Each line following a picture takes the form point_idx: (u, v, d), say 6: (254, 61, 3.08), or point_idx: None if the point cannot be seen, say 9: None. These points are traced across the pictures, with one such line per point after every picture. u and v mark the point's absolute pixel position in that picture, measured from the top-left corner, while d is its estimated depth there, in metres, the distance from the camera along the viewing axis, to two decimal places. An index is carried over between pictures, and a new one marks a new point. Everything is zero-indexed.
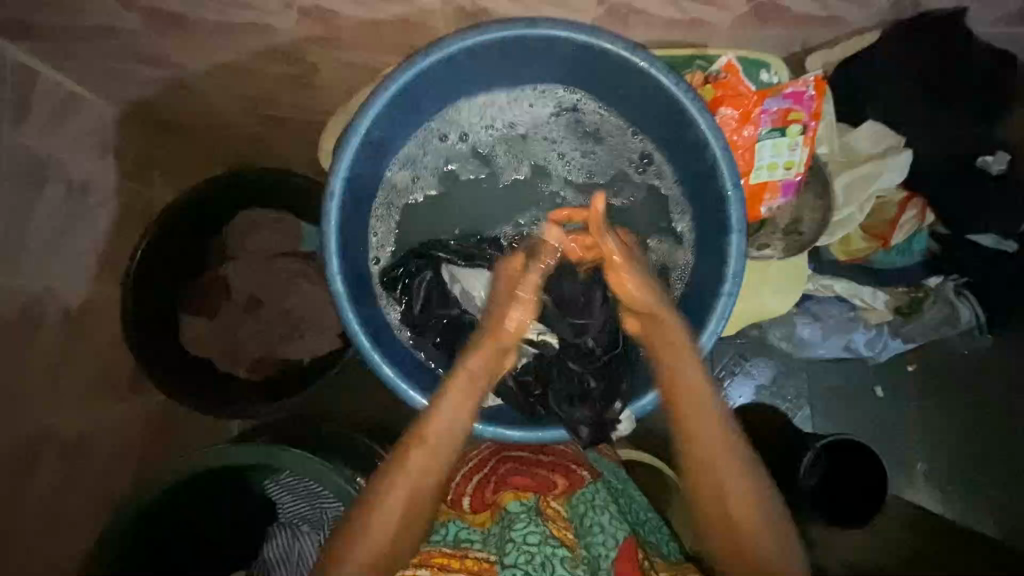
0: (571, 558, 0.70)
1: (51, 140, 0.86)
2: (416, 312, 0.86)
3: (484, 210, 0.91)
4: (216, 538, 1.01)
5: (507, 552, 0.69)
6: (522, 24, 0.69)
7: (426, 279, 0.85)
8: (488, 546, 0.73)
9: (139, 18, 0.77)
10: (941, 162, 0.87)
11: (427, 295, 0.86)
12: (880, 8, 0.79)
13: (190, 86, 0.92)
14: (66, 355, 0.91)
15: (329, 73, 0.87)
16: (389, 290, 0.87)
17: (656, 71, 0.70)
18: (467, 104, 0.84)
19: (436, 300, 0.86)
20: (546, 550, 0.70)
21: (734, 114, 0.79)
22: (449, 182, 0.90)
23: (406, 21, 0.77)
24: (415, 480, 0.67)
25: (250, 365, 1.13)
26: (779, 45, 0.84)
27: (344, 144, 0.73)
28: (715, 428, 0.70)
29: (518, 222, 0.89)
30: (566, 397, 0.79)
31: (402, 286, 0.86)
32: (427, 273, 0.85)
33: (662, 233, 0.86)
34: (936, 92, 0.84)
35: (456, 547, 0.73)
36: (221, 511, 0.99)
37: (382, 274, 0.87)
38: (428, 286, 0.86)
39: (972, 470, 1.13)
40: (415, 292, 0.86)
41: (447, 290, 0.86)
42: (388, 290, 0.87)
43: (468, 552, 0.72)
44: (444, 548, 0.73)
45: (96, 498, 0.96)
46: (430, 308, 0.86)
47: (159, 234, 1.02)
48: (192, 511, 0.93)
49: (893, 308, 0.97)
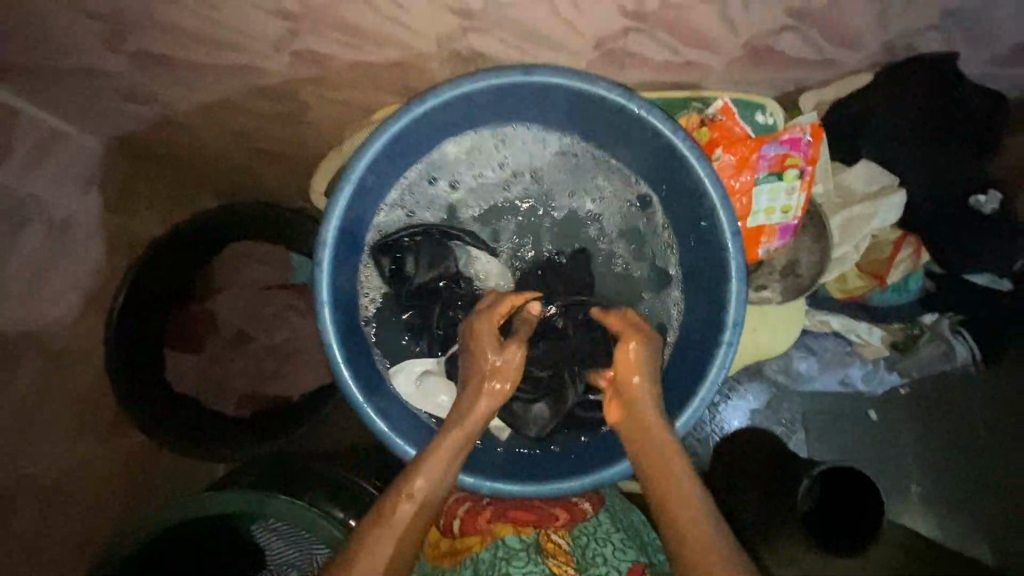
0: None
1: (30, 179, 0.84)
2: (404, 282, 0.86)
3: (478, 224, 0.91)
4: (216, 548, 0.93)
5: None
6: (517, 71, 0.69)
7: (417, 258, 0.85)
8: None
9: (124, 58, 0.75)
10: (929, 195, 0.87)
11: (420, 260, 0.85)
12: (873, 51, 0.78)
13: (177, 121, 0.90)
14: (45, 401, 0.87)
15: (319, 110, 0.85)
16: (380, 254, 0.84)
17: (653, 119, 0.70)
18: (461, 144, 0.84)
19: (431, 262, 0.86)
20: None
21: (732, 160, 0.79)
22: (450, 211, 0.90)
23: (399, 64, 0.75)
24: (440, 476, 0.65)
25: (238, 402, 1.10)
26: (775, 86, 0.83)
27: (337, 193, 0.72)
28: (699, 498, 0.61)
29: (512, 244, 0.92)
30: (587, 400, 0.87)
31: (392, 255, 0.85)
32: (424, 247, 0.86)
33: (656, 286, 0.88)
34: (924, 125, 0.84)
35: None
36: (221, 535, 0.92)
37: (378, 240, 0.85)
38: (422, 254, 0.86)
39: (973, 502, 1.12)
40: (408, 259, 0.85)
41: (447, 250, 0.87)
42: (378, 255, 0.85)
43: None
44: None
45: (89, 533, 0.93)
46: (421, 272, 0.86)
47: (167, 245, 0.99)
48: (193, 531, 0.87)
49: (888, 343, 0.97)
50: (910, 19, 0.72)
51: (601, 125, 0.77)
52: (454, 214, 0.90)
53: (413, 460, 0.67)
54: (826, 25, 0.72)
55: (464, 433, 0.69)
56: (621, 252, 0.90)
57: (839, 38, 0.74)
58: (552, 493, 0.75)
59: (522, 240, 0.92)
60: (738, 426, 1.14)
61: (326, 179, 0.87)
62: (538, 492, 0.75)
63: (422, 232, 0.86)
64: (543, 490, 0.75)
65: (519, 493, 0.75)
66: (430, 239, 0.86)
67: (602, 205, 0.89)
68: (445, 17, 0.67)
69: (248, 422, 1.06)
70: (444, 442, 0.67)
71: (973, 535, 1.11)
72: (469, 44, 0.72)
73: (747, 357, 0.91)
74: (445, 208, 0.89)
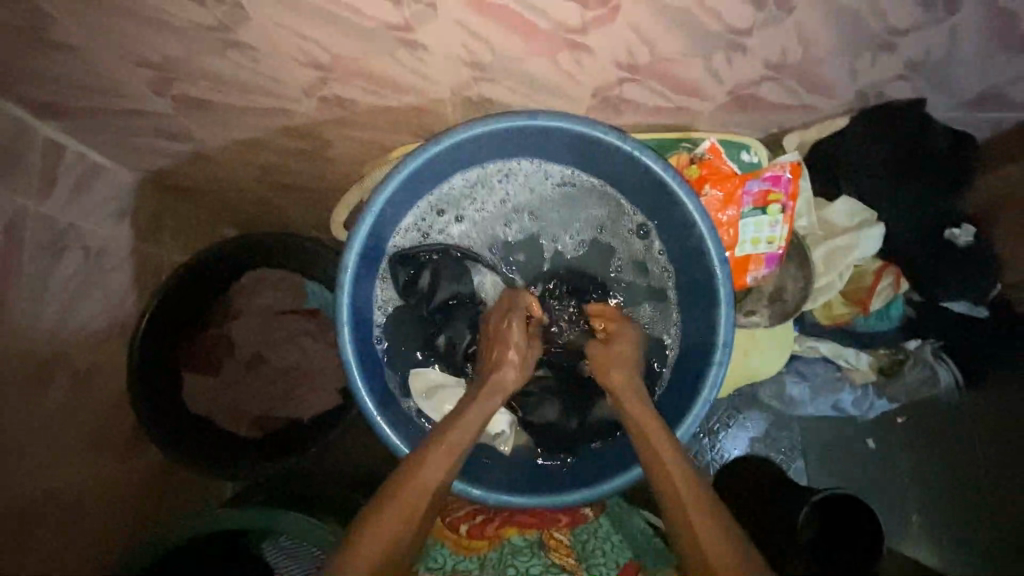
0: None
1: (71, 209, 0.91)
2: (421, 296, 0.93)
3: (486, 241, 0.97)
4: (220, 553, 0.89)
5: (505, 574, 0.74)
6: (524, 116, 0.75)
7: (428, 277, 0.92)
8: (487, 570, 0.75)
9: (167, 101, 0.83)
10: (906, 228, 0.93)
11: (435, 277, 0.93)
12: (846, 98, 0.85)
13: (208, 157, 0.97)
14: (71, 418, 0.92)
15: (340, 148, 0.93)
16: (399, 268, 0.90)
17: (646, 157, 0.76)
18: (470, 180, 0.91)
19: (448, 277, 0.93)
20: None
21: (719, 194, 0.86)
22: (463, 233, 0.96)
23: (416, 108, 0.82)
24: (448, 460, 0.71)
25: (250, 424, 1.13)
26: (759, 127, 0.91)
27: (357, 224, 0.78)
28: (691, 482, 0.68)
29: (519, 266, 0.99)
30: (579, 411, 0.93)
31: (408, 269, 0.91)
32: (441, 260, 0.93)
33: (655, 303, 0.94)
34: (897, 167, 0.91)
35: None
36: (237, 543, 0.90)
37: (396, 254, 0.91)
38: (436, 269, 0.93)
39: (973, 530, 1.12)
40: (424, 274, 0.92)
41: (467, 273, 0.95)
42: (397, 269, 0.91)
43: None
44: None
45: (100, 534, 0.94)
46: (435, 289, 0.93)
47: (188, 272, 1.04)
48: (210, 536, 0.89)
49: (875, 368, 1.03)
50: (879, 73, 0.80)
51: (599, 163, 0.84)
52: (465, 241, 0.96)
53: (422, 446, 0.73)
54: (803, 76, 0.79)
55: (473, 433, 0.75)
56: (623, 274, 0.96)
57: (815, 86, 0.82)
58: (553, 502, 0.78)
59: (527, 260, 0.99)
60: (738, 455, 1.18)
61: (347, 209, 0.91)
62: (539, 502, 0.77)
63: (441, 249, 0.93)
64: (546, 500, 0.77)
65: (524, 502, 0.77)
66: (449, 258, 0.93)
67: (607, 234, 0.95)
68: (458, 69, 0.74)
69: (261, 443, 1.09)
70: (452, 437, 0.73)
71: (972, 565, 1.11)
72: (479, 91, 0.79)
73: (737, 380, 0.98)
74: (456, 233, 0.95)
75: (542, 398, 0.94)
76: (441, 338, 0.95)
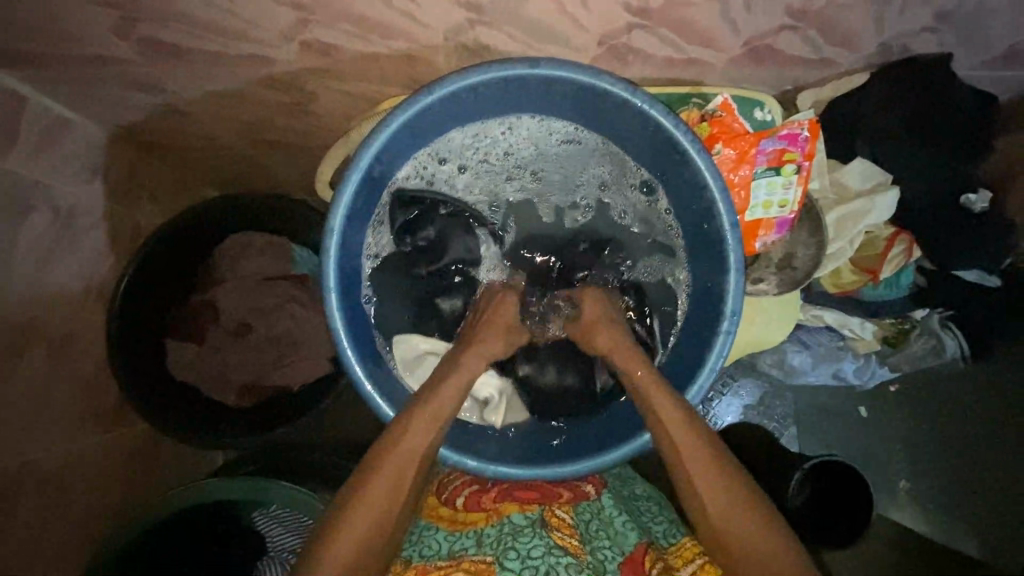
0: (576, 563, 0.69)
1: (36, 167, 0.85)
2: (416, 240, 0.89)
3: (493, 190, 0.93)
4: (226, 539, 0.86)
5: (508, 558, 0.69)
6: (524, 65, 0.69)
7: (433, 232, 0.89)
8: (484, 547, 0.71)
9: (132, 46, 0.75)
10: (922, 193, 0.89)
11: (444, 231, 0.89)
12: (869, 51, 0.79)
13: (181, 110, 0.90)
14: (49, 387, 0.88)
15: (325, 101, 0.86)
16: (405, 208, 0.86)
17: (656, 113, 0.71)
18: (467, 129, 0.84)
19: (452, 235, 0.90)
20: (549, 559, 0.69)
21: (733, 154, 0.82)
22: (466, 180, 0.91)
23: (406, 55, 0.76)
24: (436, 420, 0.71)
25: (239, 392, 1.08)
26: (774, 84, 0.85)
27: (345, 183, 0.73)
28: (687, 433, 0.69)
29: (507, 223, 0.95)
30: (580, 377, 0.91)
31: (406, 229, 0.88)
32: (441, 211, 0.88)
33: (663, 253, 0.90)
34: (917, 125, 0.85)
35: (451, 559, 0.70)
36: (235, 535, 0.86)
37: (399, 191, 0.86)
38: (438, 226, 0.89)
39: (960, 496, 1.13)
40: (423, 221, 0.88)
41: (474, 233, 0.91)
42: (400, 211, 0.86)
43: (464, 557, 0.70)
44: (437, 562, 0.70)
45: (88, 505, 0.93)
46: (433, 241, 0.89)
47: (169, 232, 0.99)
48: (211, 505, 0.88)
49: (880, 338, 1.01)
50: (905, 23, 0.74)
51: (604, 116, 0.78)
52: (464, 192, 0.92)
53: (402, 417, 0.71)
54: (826, 26, 0.73)
55: (456, 394, 0.75)
56: (631, 220, 0.92)
57: (837, 37, 0.76)
58: (549, 475, 0.76)
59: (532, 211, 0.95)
60: (732, 421, 1.16)
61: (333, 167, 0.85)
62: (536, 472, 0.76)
63: (441, 200, 0.88)
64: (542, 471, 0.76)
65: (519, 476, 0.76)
66: (458, 218, 0.90)
67: (608, 191, 0.92)
68: (453, 11, 0.68)
69: (253, 413, 1.06)
70: (434, 407, 0.72)
71: (955, 529, 1.13)
72: (476, 37, 0.73)
73: (743, 350, 0.94)
74: (458, 179, 0.91)
75: (540, 371, 0.92)
76: (441, 299, 0.92)
